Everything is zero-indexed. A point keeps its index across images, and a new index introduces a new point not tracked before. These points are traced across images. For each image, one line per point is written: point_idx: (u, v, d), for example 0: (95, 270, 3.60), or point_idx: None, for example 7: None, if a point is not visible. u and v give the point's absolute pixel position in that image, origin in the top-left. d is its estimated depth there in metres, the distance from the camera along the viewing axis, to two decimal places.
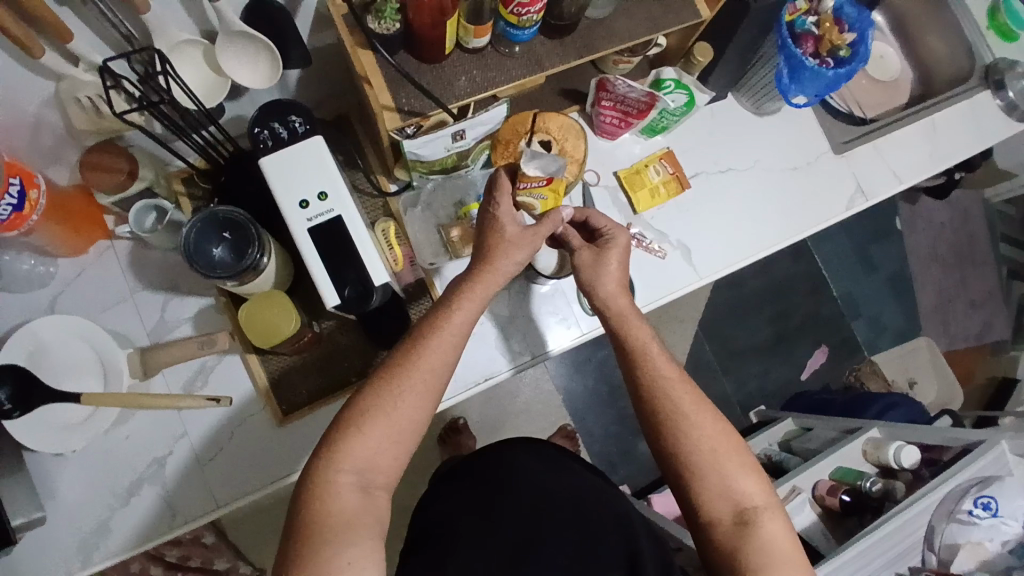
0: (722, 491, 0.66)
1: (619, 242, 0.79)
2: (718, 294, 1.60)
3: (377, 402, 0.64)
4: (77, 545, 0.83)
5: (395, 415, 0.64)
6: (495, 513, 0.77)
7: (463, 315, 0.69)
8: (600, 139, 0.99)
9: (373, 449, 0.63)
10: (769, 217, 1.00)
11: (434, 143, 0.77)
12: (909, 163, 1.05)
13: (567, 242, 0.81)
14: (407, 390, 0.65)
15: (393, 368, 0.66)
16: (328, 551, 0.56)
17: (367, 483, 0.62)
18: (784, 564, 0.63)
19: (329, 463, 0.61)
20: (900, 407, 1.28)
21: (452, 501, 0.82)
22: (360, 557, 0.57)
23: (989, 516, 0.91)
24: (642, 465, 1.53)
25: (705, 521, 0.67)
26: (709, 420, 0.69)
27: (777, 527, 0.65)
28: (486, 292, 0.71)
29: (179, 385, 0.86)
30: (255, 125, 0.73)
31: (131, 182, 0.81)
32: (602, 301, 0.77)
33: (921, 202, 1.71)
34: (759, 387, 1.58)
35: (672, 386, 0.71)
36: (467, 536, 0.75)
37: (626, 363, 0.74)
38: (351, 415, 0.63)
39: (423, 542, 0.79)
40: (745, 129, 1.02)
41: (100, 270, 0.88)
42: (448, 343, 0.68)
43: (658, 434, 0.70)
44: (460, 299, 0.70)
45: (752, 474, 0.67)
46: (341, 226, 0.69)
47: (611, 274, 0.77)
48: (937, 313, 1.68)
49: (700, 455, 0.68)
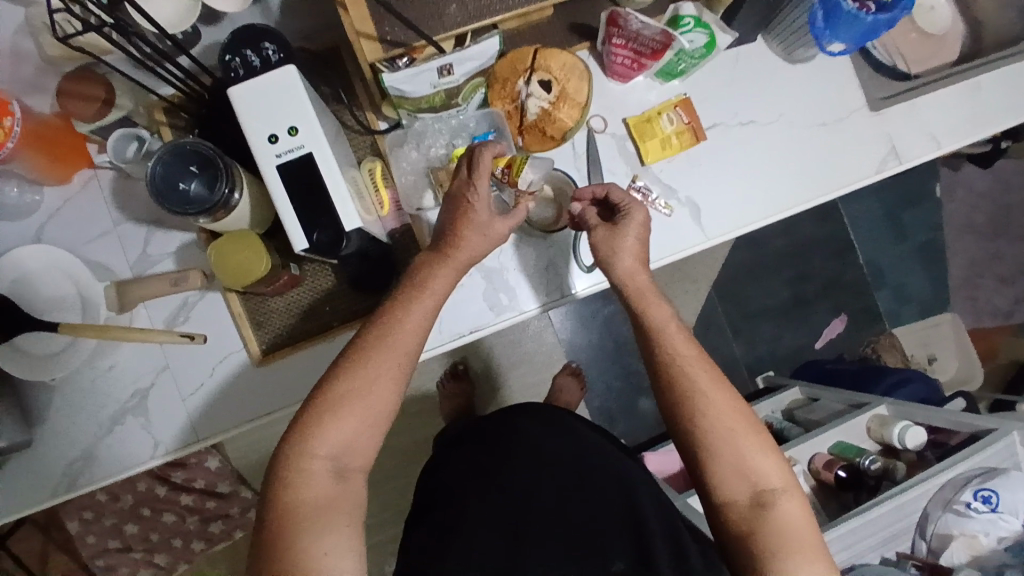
0: (739, 472, 0.64)
1: (637, 220, 0.76)
2: (735, 255, 1.53)
3: (348, 390, 0.60)
4: (63, 470, 0.83)
5: (367, 402, 0.61)
6: (496, 488, 0.73)
7: (431, 299, 0.66)
8: (612, 83, 0.91)
9: (346, 439, 0.60)
10: (787, 175, 0.92)
11: (420, 79, 0.73)
12: (950, 125, 0.95)
13: (585, 219, 0.80)
14: (379, 374, 0.62)
15: (365, 354, 0.62)
16: (303, 542, 0.55)
17: (337, 468, 0.59)
18: (802, 550, 0.61)
19: (299, 454, 0.58)
20: (912, 384, 1.23)
21: (463, 469, 0.79)
22: (338, 546, 0.55)
23: (988, 511, 0.85)
24: (642, 422, 1.51)
25: (720, 502, 0.64)
26: (726, 401, 0.67)
27: (795, 509, 0.63)
28: (451, 281, 0.68)
29: (161, 320, 0.84)
30: (227, 53, 0.68)
31: (108, 110, 0.80)
32: (622, 277, 0.75)
33: (964, 170, 1.59)
34: (770, 353, 1.53)
35: (691, 366, 0.69)
36: (476, 514, 0.71)
37: (644, 342, 0.72)
38: (321, 405, 0.60)
39: (435, 505, 0.76)
40: (770, 78, 0.93)
41: (85, 200, 0.86)
42: (418, 329, 0.65)
43: (675, 414, 0.68)
44: (430, 283, 0.67)
45: (771, 453, 0.65)
46: (312, 165, 0.65)
47: (629, 249, 0.75)
48: (966, 288, 1.59)
49: (718, 432, 0.65)
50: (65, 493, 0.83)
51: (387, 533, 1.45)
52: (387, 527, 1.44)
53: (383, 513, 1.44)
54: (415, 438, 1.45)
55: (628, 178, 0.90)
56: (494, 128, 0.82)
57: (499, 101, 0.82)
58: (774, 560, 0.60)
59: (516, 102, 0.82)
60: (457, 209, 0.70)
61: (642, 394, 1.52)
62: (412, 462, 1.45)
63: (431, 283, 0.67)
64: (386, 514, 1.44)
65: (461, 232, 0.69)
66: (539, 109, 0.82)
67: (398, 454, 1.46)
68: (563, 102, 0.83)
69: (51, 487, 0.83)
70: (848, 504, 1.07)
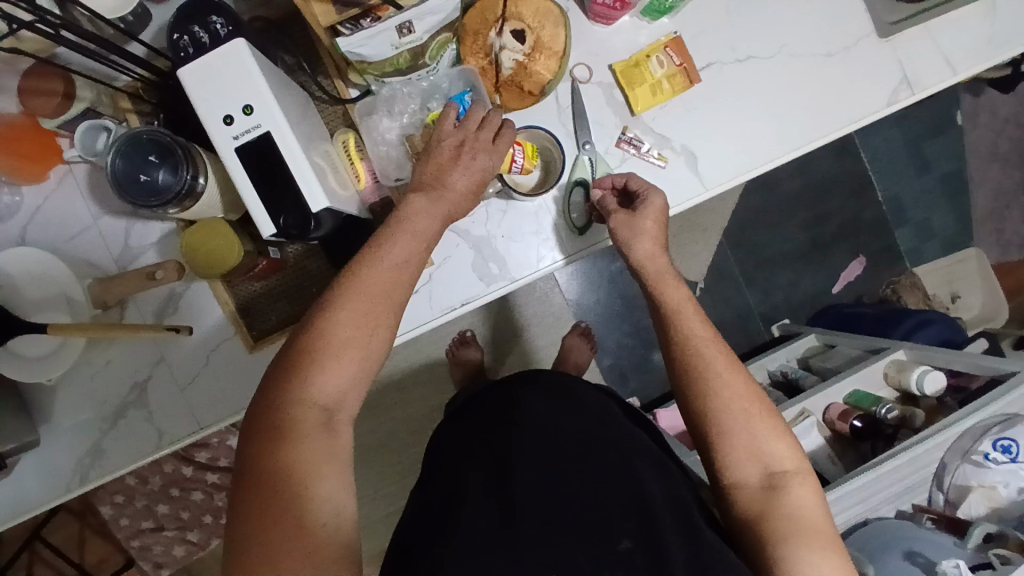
0: (752, 453, 0.63)
1: (654, 206, 0.75)
2: (746, 201, 1.46)
3: (339, 336, 0.59)
4: (73, 466, 0.84)
5: (359, 350, 0.60)
6: (501, 452, 0.68)
7: (416, 241, 0.65)
8: (595, 26, 0.85)
9: (339, 386, 0.59)
10: (790, 114, 0.85)
11: (379, 39, 0.70)
12: (966, 47, 0.87)
13: (603, 205, 0.78)
14: (372, 323, 0.61)
15: (353, 295, 0.61)
16: (298, 510, 0.53)
17: (329, 419, 0.58)
18: (813, 536, 0.59)
19: (291, 401, 0.57)
20: (934, 326, 1.17)
21: (463, 443, 0.75)
22: (335, 515, 0.54)
23: (1009, 462, 0.82)
24: (655, 377, 1.48)
25: (731, 483, 0.63)
26: (740, 382, 0.65)
27: (807, 494, 0.62)
28: (436, 230, 0.67)
29: (150, 312, 0.83)
30: (173, 32, 0.63)
31: (69, 104, 0.77)
32: (640, 261, 0.74)
33: (987, 94, 1.49)
34: (786, 300, 1.47)
35: (705, 347, 0.67)
36: (476, 486, 0.66)
37: (660, 323, 0.71)
38: (315, 349, 0.59)
39: (433, 483, 0.72)
40: (767, 8, 0.85)
41: (63, 197, 0.83)
42: (403, 275, 0.64)
43: (689, 389, 0.66)
44: (413, 220, 0.66)
45: (785, 437, 0.64)
46: (272, 145, 0.63)
47: (647, 233, 0.74)
48: (992, 219, 1.51)
49: (732, 413, 0.64)
50: (78, 487, 0.83)
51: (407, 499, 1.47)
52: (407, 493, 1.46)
53: (402, 479, 1.46)
54: (428, 405, 1.45)
55: (618, 129, 0.85)
56: (469, 86, 0.78)
57: (472, 57, 0.80)
58: (783, 543, 0.59)
59: (489, 56, 0.80)
60: (466, 154, 0.69)
61: (654, 349, 1.49)
62: (428, 429, 1.46)
63: (420, 223, 0.66)
64: (405, 482, 1.46)
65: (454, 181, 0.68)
66: (514, 63, 0.80)
67: (413, 422, 1.46)
68: (540, 52, 0.80)
69: (63, 482, 0.83)
70: (865, 453, 1.04)
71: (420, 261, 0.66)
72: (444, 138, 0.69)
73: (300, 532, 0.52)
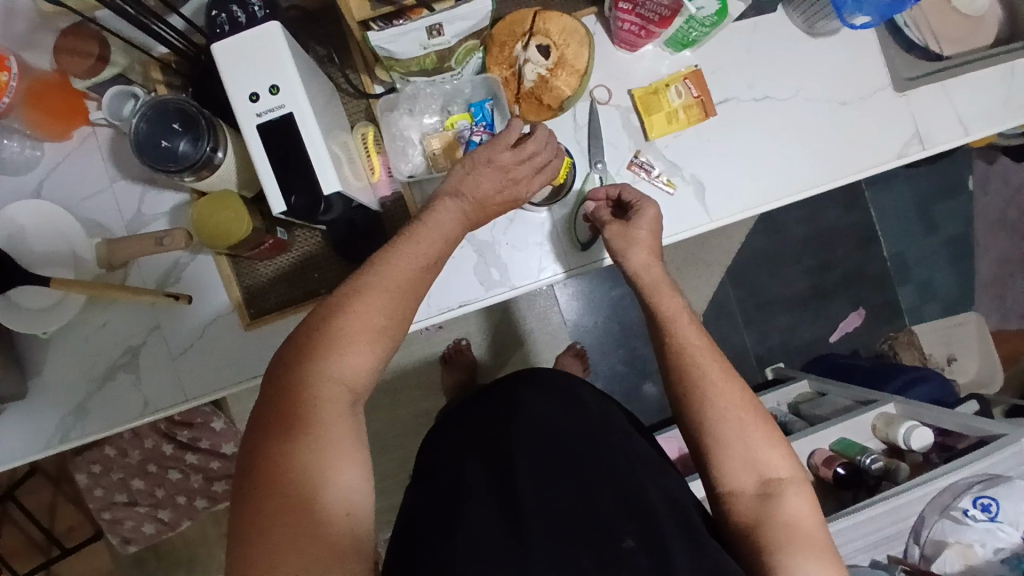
0: (749, 463, 0.63)
1: (648, 216, 0.76)
2: (752, 241, 1.47)
3: (368, 322, 0.61)
4: (56, 423, 0.84)
5: (386, 338, 0.62)
6: (504, 449, 0.68)
7: (440, 240, 0.68)
8: (619, 52, 0.87)
9: (364, 372, 0.60)
10: (804, 154, 0.87)
11: (408, 38, 0.72)
12: (982, 109, 0.89)
13: (597, 217, 0.79)
14: (398, 315, 0.63)
15: (380, 284, 0.63)
16: (321, 498, 0.53)
17: (352, 403, 0.59)
18: (807, 544, 0.59)
19: (317, 381, 0.58)
20: (927, 383, 1.17)
21: (462, 437, 0.74)
22: (358, 504, 0.55)
23: (987, 520, 0.83)
24: (645, 407, 1.48)
25: (726, 491, 0.64)
26: (735, 390, 0.66)
27: (801, 504, 0.61)
28: (459, 230, 0.70)
29: (153, 278, 0.84)
30: (213, 9, 0.66)
31: (102, 67, 0.79)
32: (635, 270, 0.75)
33: (999, 162, 1.51)
34: (783, 344, 1.47)
35: (698, 353, 0.68)
36: (479, 484, 0.65)
37: (656, 332, 0.72)
38: (345, 331, 0.60)
39: (433, 477, 0.71)
40: (789, 52, 0.87)
41: (83, 157, 0.85)
42: (420, 269, 0.66)
43: (685, 405, 0.67)
44: (436, 218, 0.68)
45: (779, 445, 0.64)
46: (292, 124, 0.65)
47: (643, 241, 0.75)
48: (995, 286, 1.51)
49: (726, 421, 0.64)
50: (59, 445, 0.84)
51: (384, 502, 1.46)
52: (384, 496, 1.45)
53: (382, 480, 1.45)
54: (415, 409, 1.45)
55: (631, 153, 0.86)
56: (491, 95, 0.81)
57: (497, 67, 0.83)
58: (781, 552, 0.58)
59: (513, 67, 0.82)
60: (510, 183, 0.74)
61: (646, 378, 1.48)
62: (413, 433, 1.46)
63: (449, 229, 0.69)
64: (383, 483, 1.45)
65: (478, 188, 0.71)
66: (537, 76, 0.82)
67: (397, 424, 1.46)
68: (562, 69, 0.82)
69: (44, 439, 0.84)
70: (846, 502, 1.03)
71: (440, 257, 0.68)
72: (495, 160, 0.71)
73: (329, 516, 0.53)
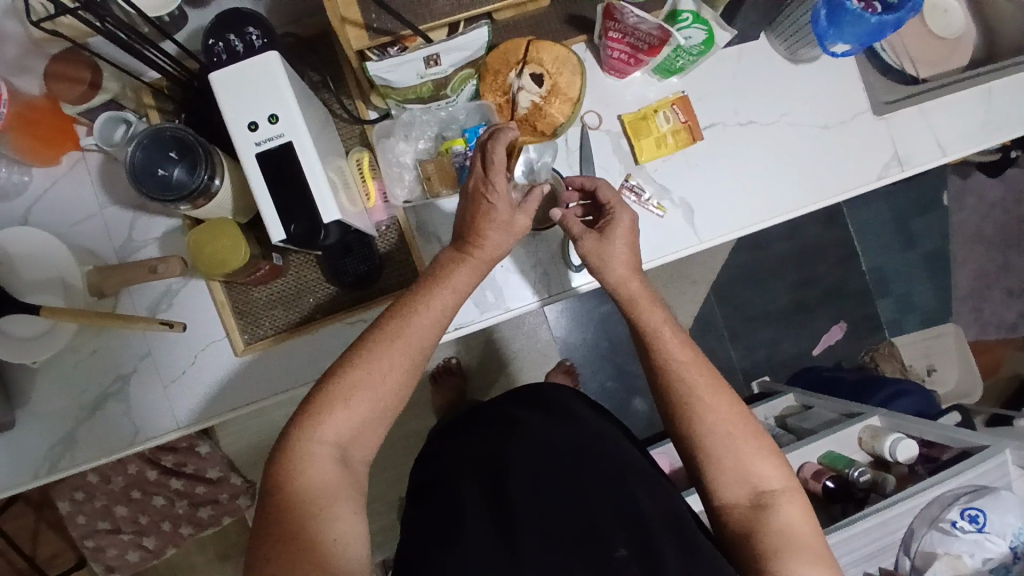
0: (740, 477, 0.64)
1: (622, 224, 0.74)
2: (736, 257, 1.50)
3: (368, 373, 0.62)
4: (43, 454, 0.82)
5: (388, 388, 0.63)
6: (503, 467, 0.68)
7: (450, 293, 0.68)
8: (608, 78, 0.89)
9: (364, 420, 0.61)
10: (788, 178, 0.90)
11: (407, 67, 0.76)
12: (959, 132, 0.92)
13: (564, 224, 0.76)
14: (402, 367, 0.64)
15: (382, 335, 0.64)
16: (310, 532, 0.56)
17: (349, 450, 0.61)
18: (800, 553, 0.60)
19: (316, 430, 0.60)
20: (912, 395, 1.20)
21: (459, 455, 0.74)
22: (346, 538, 0.57)
23: (974, 531, 0.86)
24: (634, 424, 1.49)
25: (722, 503, 0.65)
26: (725, 404, 0.67)
27: (795, 511, 0.63)
28: (472, 278, 0.69)
29: (144, 306, 0.84)
30: (210, 37, 0.68)
31: (94, 93, 0.79)
32: (614, 285, 0.74)
33: (974, 178, 1.56)
34: (767, 358, 1.50)
35: (688, 371, 0.69)
36: (474, 502, 0.65)
37: (641, 346, 0.72)
38: (345, 382, 0.61)
39: (434, 494, 0.69)
40: (772, 76, 0.90)
41: (73, 183, 0.84)
42: (433, 321, 0.66)
43: (678, 422, 0.68)
44: (451, 275, 0.68)
45: (771, 456, 0.65)
46: (291, 153, 0.66)
47: (618, 256, 0.74)
48: (971, 297, 1.56)
49: (717, 437, 0.65)
50: (47, 475, 0.82)
51: (376, 523, 1.45)
52: (375, 518, 1.44)
53: (372, 502, 1.44)
54: (406, 429, 1.45)
55: (622, 176, 0.88)
56: (484, 122, 0.83)
57: (491, 94, 0.83)
58: (776, 559, 0.60)
59: (507, 94, 0.83)
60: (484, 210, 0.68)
61: (635, 394, 1.50)
62: (402, 452, 1.45)
63: (458, 280, 0.68)
64: (373, 503, 1.44)
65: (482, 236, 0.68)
66: (530, 103, 0.84)
67: (388, 445, 1.44)
68: (555, 96, 0.83)
69: (31, 470, 0.82)
70: (836, 515, 1.04)
71: (453, 309, 0.68)
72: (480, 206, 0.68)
73: (320, 545, 0.55)
